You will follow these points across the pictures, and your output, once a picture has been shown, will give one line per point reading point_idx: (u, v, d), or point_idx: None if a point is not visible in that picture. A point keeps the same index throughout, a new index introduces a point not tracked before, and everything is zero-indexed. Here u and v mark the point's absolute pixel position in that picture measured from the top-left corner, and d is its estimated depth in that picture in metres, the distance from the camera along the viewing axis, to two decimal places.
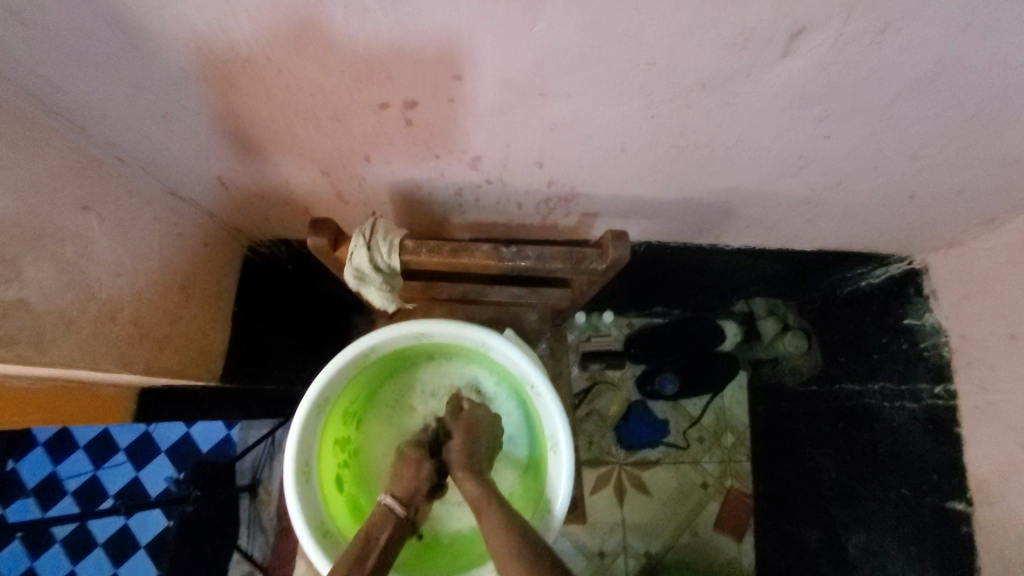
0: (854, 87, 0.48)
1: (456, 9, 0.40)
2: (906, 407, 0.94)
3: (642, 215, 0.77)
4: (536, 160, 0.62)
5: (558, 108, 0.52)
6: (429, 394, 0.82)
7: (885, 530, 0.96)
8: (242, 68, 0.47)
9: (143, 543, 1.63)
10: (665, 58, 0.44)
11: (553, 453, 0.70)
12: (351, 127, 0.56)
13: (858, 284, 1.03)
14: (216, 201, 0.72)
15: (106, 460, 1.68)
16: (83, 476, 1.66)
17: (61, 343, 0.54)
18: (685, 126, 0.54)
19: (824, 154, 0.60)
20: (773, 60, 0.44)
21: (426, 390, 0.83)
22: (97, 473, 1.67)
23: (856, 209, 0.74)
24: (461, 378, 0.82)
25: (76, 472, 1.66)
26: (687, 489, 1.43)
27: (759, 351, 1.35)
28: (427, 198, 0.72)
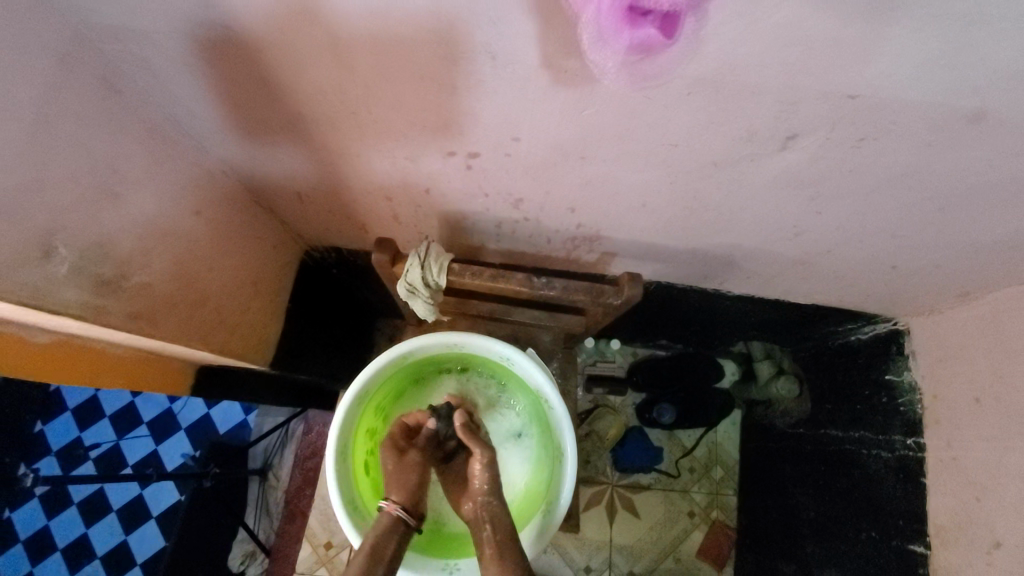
0: (839, 178, 0.59)
1: (523, 94, 0.51)
2: (882, 455, 1.02)
3: (655, 259, 0.87)
4: (571, 206, 0.73)
5: (594, 169, 0.63)
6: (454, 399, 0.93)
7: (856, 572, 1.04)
8: (343, 114, 0.59)
9: (154, 515, 1.69)
10: (687, 141, 0.55)
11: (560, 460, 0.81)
12: (420, 166, 0.67)
13: (848, 338, 1.13)
14: (289, 211, 0.83)
15: (129, 432, 1.78)
16: (105, 446, 1.75)
17: (167, 321, 0.64)
18: (699, 192, 0.65)
19: (816, 226, 0.70)
20: (773, 151, 0.55)
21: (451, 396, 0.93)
22: (119, 443, 1.77)
23: (845, 273, 0.84)
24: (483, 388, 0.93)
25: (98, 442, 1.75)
26: (673, 516, 1.51)
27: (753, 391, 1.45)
28: (470, 226, 0.82)
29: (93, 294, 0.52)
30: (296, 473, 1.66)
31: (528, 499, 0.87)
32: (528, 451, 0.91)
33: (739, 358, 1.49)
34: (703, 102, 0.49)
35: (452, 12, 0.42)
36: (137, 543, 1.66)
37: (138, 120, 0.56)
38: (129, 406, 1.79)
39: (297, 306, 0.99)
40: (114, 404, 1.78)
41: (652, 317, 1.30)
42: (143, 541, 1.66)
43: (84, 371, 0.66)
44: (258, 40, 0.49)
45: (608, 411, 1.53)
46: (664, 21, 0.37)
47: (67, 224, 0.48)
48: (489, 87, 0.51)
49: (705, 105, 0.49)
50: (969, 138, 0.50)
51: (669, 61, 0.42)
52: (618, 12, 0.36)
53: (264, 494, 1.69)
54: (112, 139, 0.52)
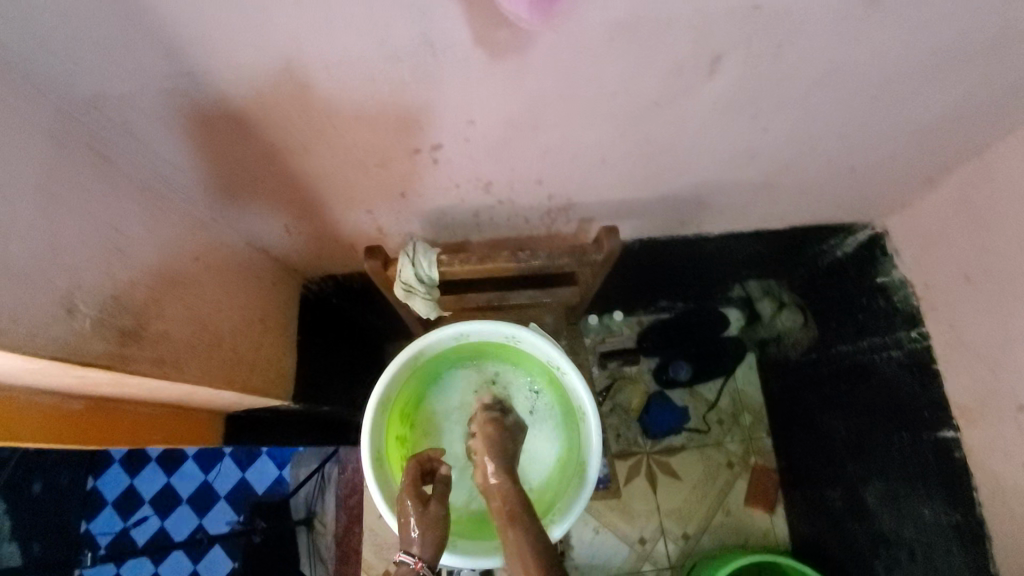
0: (773, 89, 0.63)
1: (467, 76, 0.55)
2: (892, 355, 1.05)
3: (631, 214, 0.91)
4: (539, 178, 0.77)
5: (551, 136, 0.67)
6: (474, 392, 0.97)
7: (896, 474, 1.05)
8: (313, 135, 0.63)
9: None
10: (625, 88, 0.60)
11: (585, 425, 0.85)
12: (391, 171, 0.71)
13: (834, 254, 1.17)
14: (280, 246, 0.88)
15: (169, 512, 1.70)
16: (147, 532, 1.68)
17: (191, 364, 0.68)
18: (652, 136, 0.69)
19: (768, 143, 0.74)
20: (705, 78, 0.59)
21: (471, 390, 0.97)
22: (161, 526, 1.69)
23: (811, 185, 0.88)
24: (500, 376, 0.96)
25: (140, 530, 1.68)
26: (714, 470, 1.52)
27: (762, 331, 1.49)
28: (451, 222, 0.86)
29: (119, 345, 0.56)
30: (340, 515, 1.63)
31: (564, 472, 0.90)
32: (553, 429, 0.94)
33: (740, 303, 1.53)
34: (628, 45, 0.53)
35: (384, 10, 0.47)
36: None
37: (129, 183, 0.61)
38: (164, 485, 1.71)
39: (306, 339, 1.03)
40: (230, 478, 1.73)
41: (644, 279, 1.34)
42: None
43: (123, 429, 0.70)
44: (219, 81, 0.53)
45: (627, 382, 1.57)
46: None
47: (83, 282, 0.52)
48: (435, 77, 0.55)
49: (633, 45, 0.53)
50: (875, 22, 0.54)
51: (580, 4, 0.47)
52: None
53: (315, 541, 1.67)
54: (111, 202, 0.57)
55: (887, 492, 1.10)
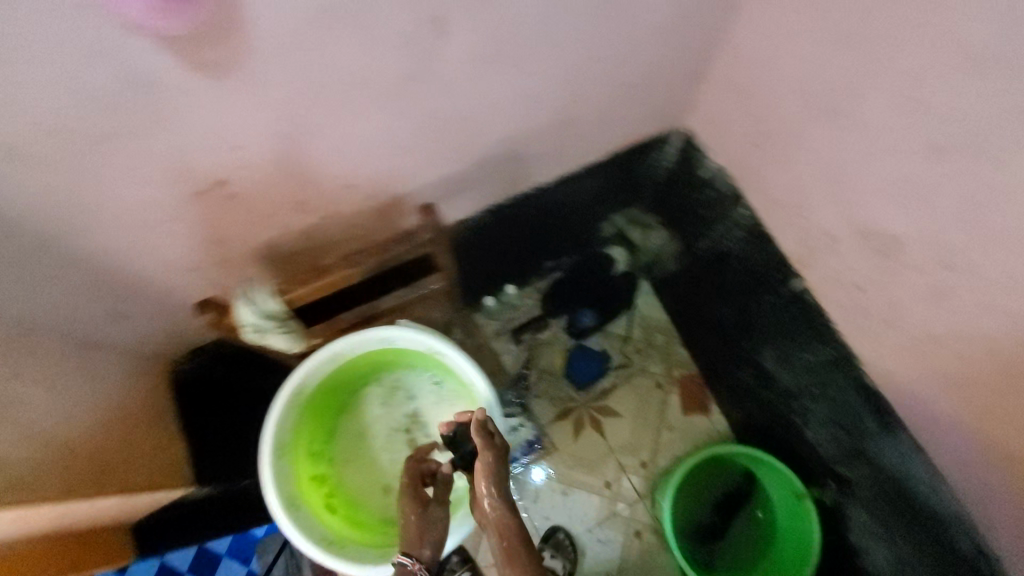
0: (510, 34, 0.68)
1: (191, 96, 0.57)
2: (736, 234, 1.15)
3: (460, 190, 0.95)
4: (346, 181, 0.79)
5: (325, 139, 0.70)
6: (381, 405, 1.01)
7: (777, 334, 1.15)
8: (81, 207, 0.62)
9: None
10: (367, 70, 0.63)
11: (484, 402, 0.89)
12: (185, 216, 0.71)
13: (661, 167, 1.26)
14: (118, 333, 0.84)
15: None
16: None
17: (47, 483, 0.65)
18: (426, 108, 0.73)
19: (539, 84, 0.80)
20: (438, 39, 0.63)
21: (378, 403, 1.01)
22: None
23: (605, 109, 0.96)
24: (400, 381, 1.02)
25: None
26: (647, 396, 1.61)
27: (646, 256, 1.60)
28: (286, 251, 0.86)
29: None
30: None
31: None
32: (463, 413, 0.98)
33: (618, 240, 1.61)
34: (330, 28, 0.56)
35: (63, 42, 0.47)
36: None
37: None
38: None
39: (194, 421, 0.98)
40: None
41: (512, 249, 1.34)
42: None
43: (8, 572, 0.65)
44: None
45: (544, 347, 1.63)
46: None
47: None
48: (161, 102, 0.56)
49: (332, 21, 0.56)
50: None
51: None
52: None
53: None
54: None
55: (781, 354, 1.18)
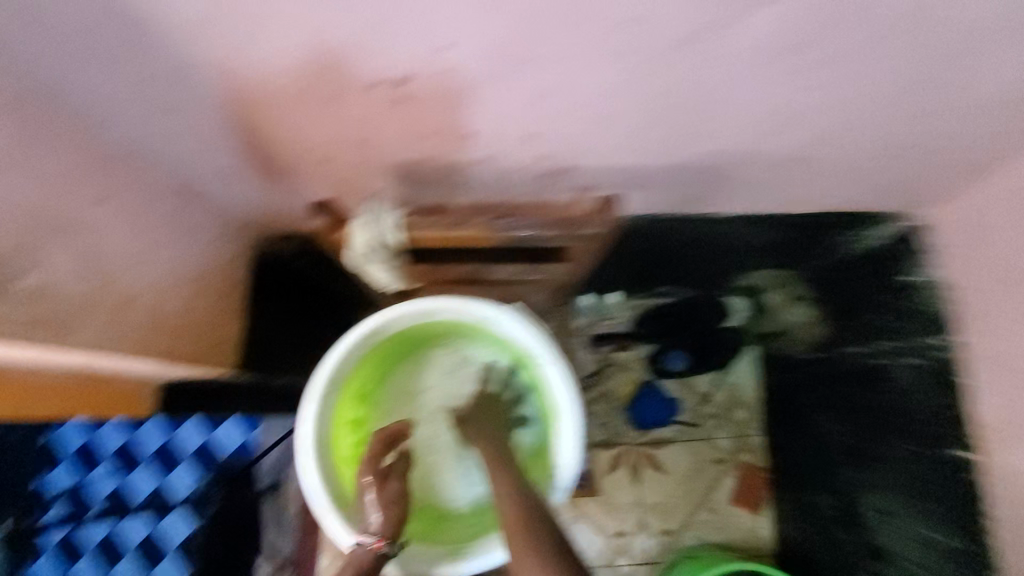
0: (830, 33, 0.50)
1: (532, 74, 0.54)
2: (911, 363, 0.94)
3: (635, 183, 0.79)
4: (685, 37, 0.50)
5: (679, 7, 0.46)
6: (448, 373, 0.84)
7: (897, 480, 0.96)
8: (216, 20, 0.45)
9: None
10: (649, 26, 0.48)
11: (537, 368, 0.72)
12: (348, 108, 0.57)
13: (853, 248, 1.05)
14: (230, 204, 0.76)
15: None
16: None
17: (84, 327, 0.55)
18: (776, 38, 0.50)
19: (808, 106, 0.62)
20: (751, 13, 0.47)
21: (450, 378, 0.84)
22: None
23: (847, 161, 0.75)
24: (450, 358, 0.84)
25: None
26: (699, 465, 1.22)
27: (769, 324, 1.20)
28: (424, 178, 0.73)
29: None
30: None
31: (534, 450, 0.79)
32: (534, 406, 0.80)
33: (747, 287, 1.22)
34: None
35: (420, 27, 0.47)
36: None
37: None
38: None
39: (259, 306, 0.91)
40: None
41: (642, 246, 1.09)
42: None
43: (7, 402, 0.47)
44: (172, 39, 0.46)
45: (618, 369, 1.24)
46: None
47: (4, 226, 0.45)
48: (441, 44, 0.49)
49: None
50: None
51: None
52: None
53: (252, 542, 1.11)
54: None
55: (888, 507, 0.99)
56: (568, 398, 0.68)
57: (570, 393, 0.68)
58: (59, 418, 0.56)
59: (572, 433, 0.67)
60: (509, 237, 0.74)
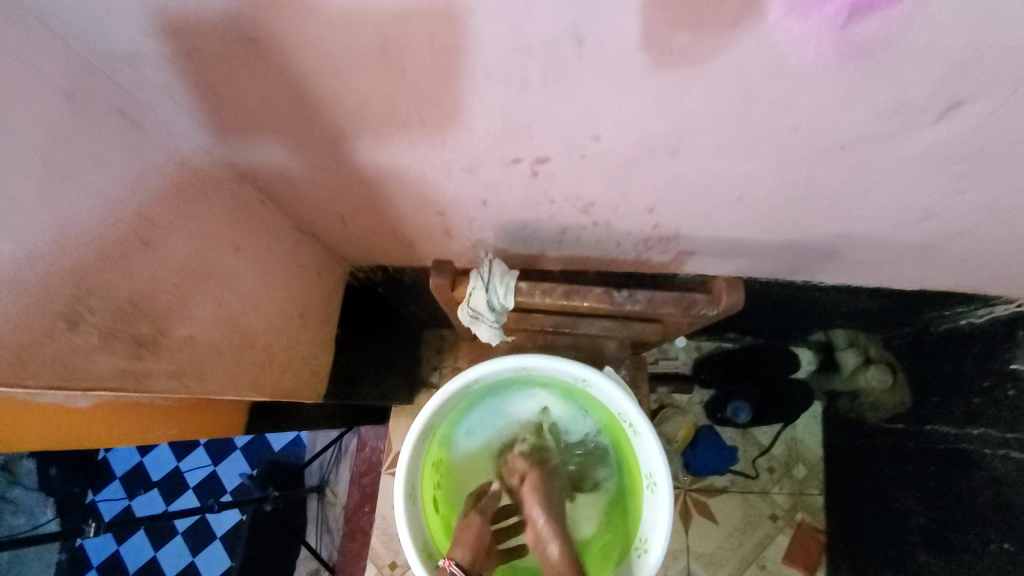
0: (1003, 150, 0.47)
1: (670, 162, 0.53)
2: (1012, 457, 0.86)
3: (741, 253, 0.76)
4: (839, 142, 0.48)
5: (842, 117, 0.44)
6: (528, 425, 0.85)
7: None
8: (382, 101, 0.46)
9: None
10: (809, 130, 0.46)
11: (631, 435, 0.72)
12: (478, 176, 0.58)
13: (957, 322, 0.98)
14: (337, 239, 0.79)
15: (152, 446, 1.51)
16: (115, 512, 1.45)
17: (215, 371, 0.57)
18: (938, 149, 0.48)
19: (953, 207, 0.58)
20: (923, 125, 0.45)
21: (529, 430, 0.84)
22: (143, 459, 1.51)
23: (975, 255, 0.70)
24: (531, 410, 0.84)
25: (109, 510, 1.43)
26: (754, 520, 1.28)
27: (836, 384, 1.25)
28: (530, 235, 0.73)
29: (130, 360, 0.45)
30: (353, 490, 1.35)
31: (616, 513, 0.78)
32: (614, 465, 0.80)
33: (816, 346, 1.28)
34: (1015, 15, 0.32)
35: (571, 119, 0.46)
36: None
37: (112, 222, 0.42)
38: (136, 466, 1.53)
39: (345, 331, 0.93)
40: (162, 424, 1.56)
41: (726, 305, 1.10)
42: (211, 565, 1.45)
43: (126, 425, 0.57)
44: (330, 110, 0.48)
45: (674, 412, 1.29)
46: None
47: (160, 283, 0.47)
48: (589, 133, 0.48)
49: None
50: None
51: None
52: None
53: (326, 512, 1.42)
54: (23, 136, 0.35)
55: None
56: (664, 470, 0.68)
57: (665, 466, 0.68)
58: (160, 438, 0.63)
59: (665, 508, 0.67)
60: (602, 307, 0.66)
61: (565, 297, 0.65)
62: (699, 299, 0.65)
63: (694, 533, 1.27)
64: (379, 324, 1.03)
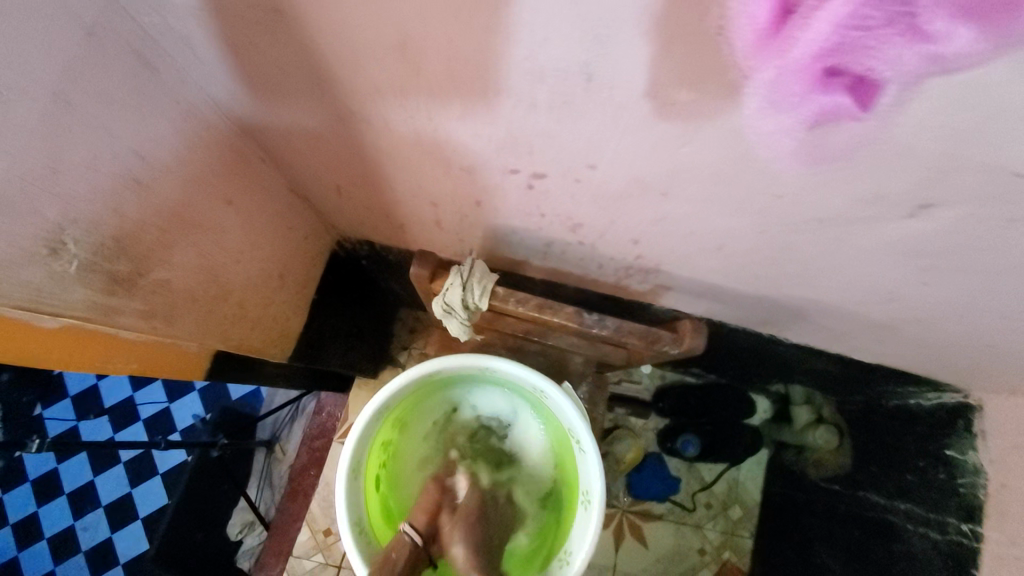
0: (966, 254, 0.50)
1: (660, 202, 0.55)
2: (930, 536, 0.93)
3: (714, 298, 0.79)
4: (818, 216, 0.50)
5: (822, 195, 0.47)
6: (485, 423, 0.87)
7: None
8: (394, 92, 0.47)
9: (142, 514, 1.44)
10: (792, 200, 0.48)
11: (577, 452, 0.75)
12: (476, 178, 0.60)
13: (906, 400, 1.01)
14: (330, 208, 0.80)
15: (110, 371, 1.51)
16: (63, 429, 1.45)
17: (184, 318, 0.58)
18: (908, 241, 0.50)
19: (915, 295, 0.61)
20: (896, 217, 0.47)
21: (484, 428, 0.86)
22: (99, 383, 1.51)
23: (931, 343, 0.73)
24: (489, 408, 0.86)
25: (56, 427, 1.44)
26: (683, 551, 1.30)
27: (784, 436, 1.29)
28: (517, 241, 0.75)
29: (104, 293, 0.46)
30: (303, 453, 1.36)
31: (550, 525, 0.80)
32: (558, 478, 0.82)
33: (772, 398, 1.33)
34: (985, 141, 0.35)
35: (571, 145, 0.48)
36: (86, 532, 1.43)
37: (109, 158, 0.43)
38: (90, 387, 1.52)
39: (322, 298, 0.94)
40: None
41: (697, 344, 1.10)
42: (148, 499, 1.45)
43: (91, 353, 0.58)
44: (344, 90, 0.49)
45: (628, 434, 1.32)
46: (857, 86, 0.32)
47: (148, 225, 0.48)
48: (587, 161, 0.50)
49: (975, 107, 0.32)
50: None
51: (848, 141, 0.38)
52: (806, 74, 0.31)
53: (270, 468, 1.42)
54: (37, 64, 0.35)
55: None
56: (599, 491, 0.70)
57: (602, 488, 0.70)
58: (118, 368, 0.64)
59: (593, 527, 0.70)
60: (572, 326, 0.68)
61: (537, 309, 0.67)
62: (664, 336, 0.67)
63: (624, 553, 1.30)
64: (358, 297, 1.04)
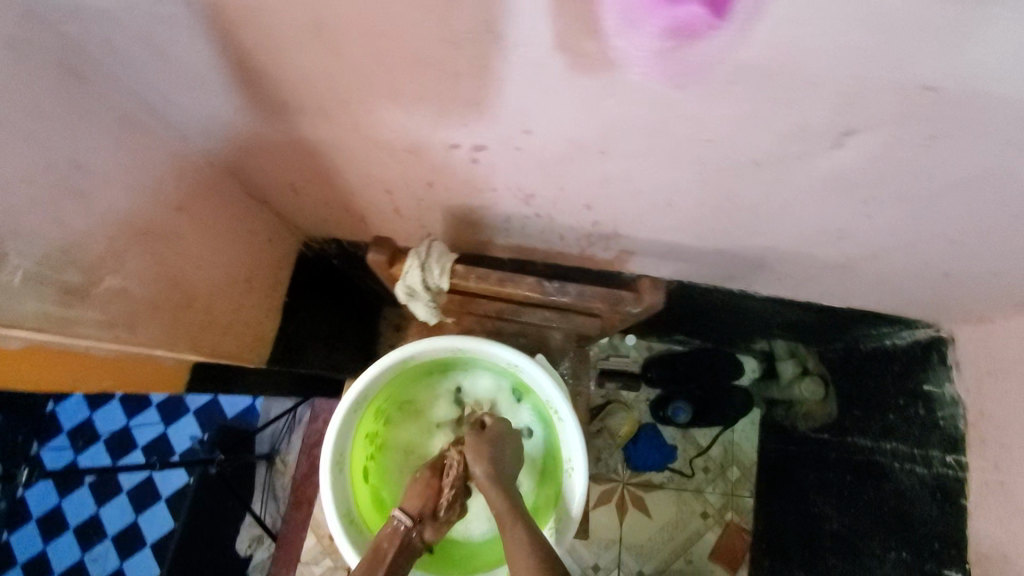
0: (900, 180, 0.51)
1: (602, 161, 0.55)
2: (917, 471, 0.93)
3: (677, 257, 0.80)
4: (753, 159, 0.51)
5: (752, 135, 0.47)
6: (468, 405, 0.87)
7: None
8: (322, 77, 0.48)
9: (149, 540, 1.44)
10: (725, 144, 0.49)
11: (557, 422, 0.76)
12: (422, 159, 0.60)
13: (881, 341, 1.03)
14: (289, 209, 0.80)
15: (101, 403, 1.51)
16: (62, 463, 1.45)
17: (148, 326, 0.58)
18: (842, 173, 0.51)
19: (864, 230, 0.62)
20: (825, 149, 0.48)
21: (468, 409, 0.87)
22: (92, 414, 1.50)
23: (890, 278, 0.75)
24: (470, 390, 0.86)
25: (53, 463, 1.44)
26: (685, 516, 1.33)
27: (774, 393, 1.31)
28: (477, 221, 0.76)
29: (58, 305, 0.47)
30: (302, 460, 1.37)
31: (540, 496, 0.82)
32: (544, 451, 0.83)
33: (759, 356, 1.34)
34: (883, 58, 0.36)
35: (502, 111, 0.49)
36: (96, 564, 1.43)
37: (43, 168, 0.43)
38: (84, 419, 1.51)
39: (296, 300, 0.94)
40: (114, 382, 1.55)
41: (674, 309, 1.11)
42: (154, 524, 1.45)
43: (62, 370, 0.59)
44: (275, 81, 0.50)
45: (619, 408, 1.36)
46: None
47: (95, 233, 0.49)
48: (522, 127, 0.51)
49: (866, 22, 0.33)
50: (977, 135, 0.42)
51: None
52: None
53: (271, 480, 1.42)
54: None
55: None
56: (581, 458, 0.72)
57: (583, 454, 0.72)
58: None
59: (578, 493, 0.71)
60: (535, 296, 0.69)
61: (500, 284, 0.68)
62: (627, 297, 0.68)
63: (629, 524, 1.32)
64: (334, 297, 1.04)
